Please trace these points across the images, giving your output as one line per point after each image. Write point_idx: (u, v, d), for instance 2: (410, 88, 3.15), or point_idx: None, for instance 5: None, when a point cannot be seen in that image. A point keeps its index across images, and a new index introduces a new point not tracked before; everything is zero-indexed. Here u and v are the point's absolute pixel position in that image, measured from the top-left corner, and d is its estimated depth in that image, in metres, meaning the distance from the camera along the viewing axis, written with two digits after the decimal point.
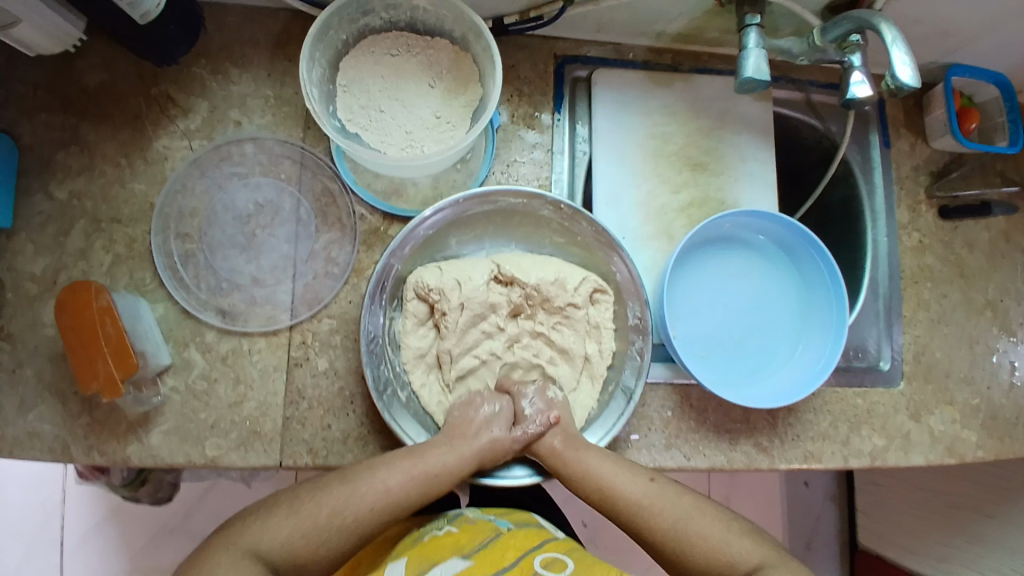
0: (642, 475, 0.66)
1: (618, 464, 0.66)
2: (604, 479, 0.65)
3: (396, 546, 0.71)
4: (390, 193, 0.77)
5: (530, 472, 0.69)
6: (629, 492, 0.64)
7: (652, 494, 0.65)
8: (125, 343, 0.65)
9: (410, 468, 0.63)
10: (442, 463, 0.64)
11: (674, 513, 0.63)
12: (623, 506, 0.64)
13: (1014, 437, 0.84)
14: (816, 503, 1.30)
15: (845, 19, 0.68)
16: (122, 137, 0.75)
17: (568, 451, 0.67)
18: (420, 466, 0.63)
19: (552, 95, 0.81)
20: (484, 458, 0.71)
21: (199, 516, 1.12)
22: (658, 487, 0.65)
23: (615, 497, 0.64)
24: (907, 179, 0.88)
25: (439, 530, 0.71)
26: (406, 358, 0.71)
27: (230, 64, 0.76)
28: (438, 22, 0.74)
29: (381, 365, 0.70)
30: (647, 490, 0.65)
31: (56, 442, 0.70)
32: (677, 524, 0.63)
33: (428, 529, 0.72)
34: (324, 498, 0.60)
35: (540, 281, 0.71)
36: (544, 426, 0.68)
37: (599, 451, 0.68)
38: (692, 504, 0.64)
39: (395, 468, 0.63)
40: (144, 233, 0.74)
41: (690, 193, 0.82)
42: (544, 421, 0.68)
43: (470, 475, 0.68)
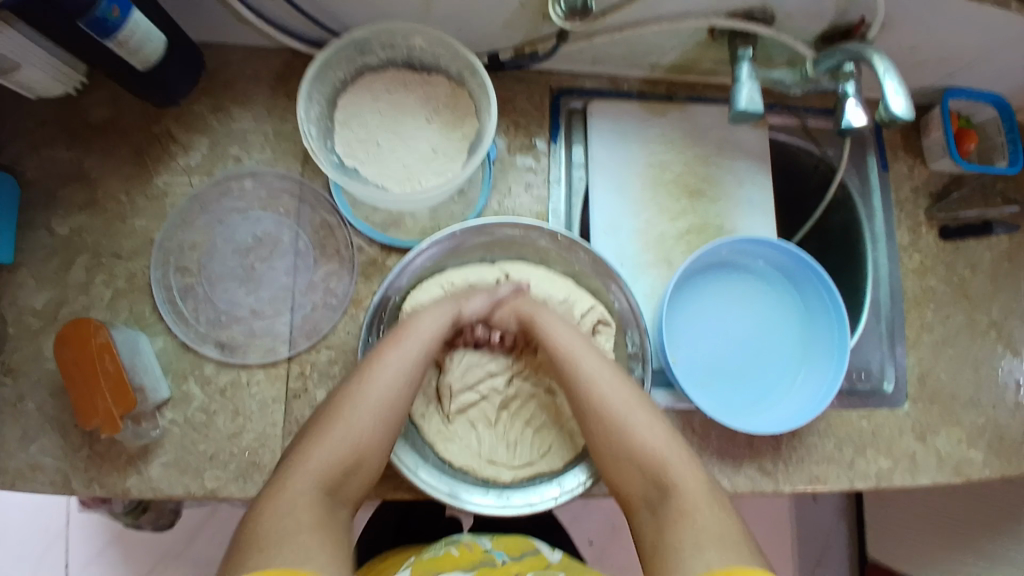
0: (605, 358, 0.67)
1: (591, 347, 0.68)
2: (571, 350, 0.67)
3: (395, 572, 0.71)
4: (388, 224, 0.77)
5: (532, 502, 0.69)
6: (593, 369, 0.65)
7: (617, 385, 0.65)
8: (124, 378, 0.65)
9: (403, 344, 0.64)
10: (431, 332, 0.66)
11: (626, 404, 0.63)
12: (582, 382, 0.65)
13: (1021, 458, 0.83)
14: (826, 518, 1.29)
15: (837, 51, 0.69)
16: (123, 171, 0.76)
17: (548, 318, 0.70)
18: (414, 338, 0.65)
19: (549, 125, 0.82)
20: (484, 487, 0.70)
21: (203, 542, 1.12)
22: (619, 376, 0.66)
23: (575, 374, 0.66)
24: (906, 202, 0.88)
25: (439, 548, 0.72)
26: None
27: (230, 100, 0.77)
28: (435, 59, 0.75)
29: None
30: (606, 373, 0.65)
31: (56, 475, 0.70)
32: (625, 412, 0.63)
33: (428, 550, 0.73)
34: (344, 402, 0.61)
35: (549, 297, 0.74)
36: (512, 292, 0.73)
37: (566, 322, 0.70)
38: (644, 403, 0.64)
39: (396, 352, 0.64)
40: (144, 266, 0.74)
41: (688, 221, 0.82)
42: (513, 285, 0.73)
43: (472, 508, 0.68)
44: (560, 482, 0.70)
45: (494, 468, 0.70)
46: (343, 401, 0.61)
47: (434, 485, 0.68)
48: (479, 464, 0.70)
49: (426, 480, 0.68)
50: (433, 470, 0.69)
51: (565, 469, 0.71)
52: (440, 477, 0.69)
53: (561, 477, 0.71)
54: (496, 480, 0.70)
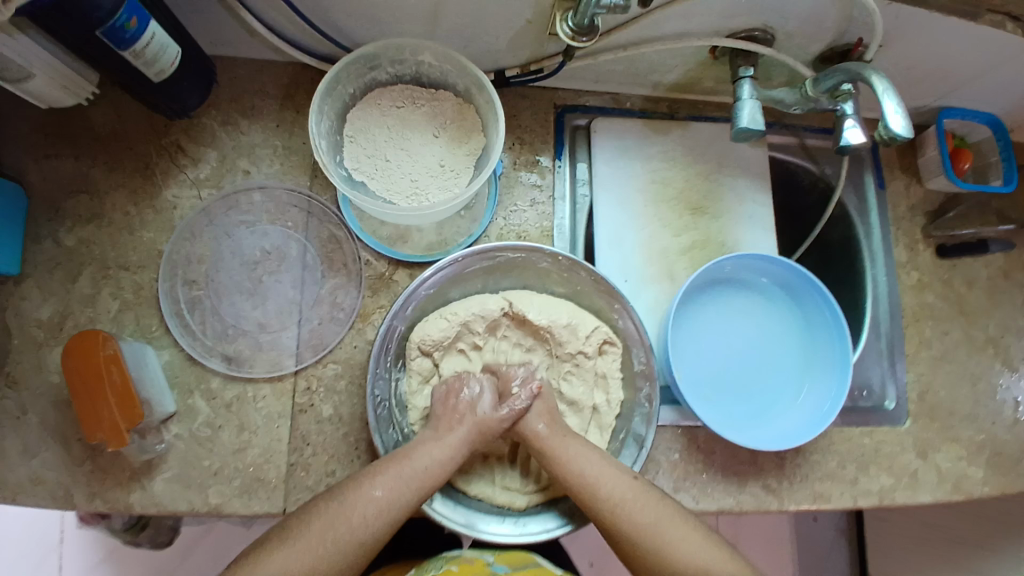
0: (626, 472, 0.65)
1: (612, 466, 0.65)
2: (576, 469, 0.64)
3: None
4: (395, 239, 0.78)
5: (548, 528, 0.69)
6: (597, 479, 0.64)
7: (616, 490, 0.63)
8: (130, 392, 0.65)
9: (400, 474, 0.62)
10: (432, 458, 0.64)
11: (654, 519, 0.62)
12: (606, 507, 0.63)
13: (1021, 474, 0.83)
14: (825, 538, 1.29)
15: (837, 71, 0.70)
16: (132, 187, 0.76)
17: (562, 442, 0.67)
18: (408, 467, 0.62)
19: (553, 141, 0.83)
20: (500, 514, 0.70)
21: (198, 558, 1.11)
22: (642, 488, 0.64)
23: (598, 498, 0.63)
24: (904, 219, 0.89)
25: (437, 569, 0.71)
26: (413, 420, 0.72)
27: (240, 115, 0.79)
28: (442, 75, 0.77)
29: (390, 429, 0.71)
30: (630, 492, 0.63)
31: (58, 490, 0.70)
32: (655, 529, 0.62)
33: (426, 569, 0.72)
34: (325, 516, 0.59)
35: (553, 323, 0.74)
36: (528, 401, 0.69)
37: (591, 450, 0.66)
38: (674, 513, 0.63)
39: (388, 472, 0.62)
40: (151, 280, 0.75)
41: (691, 235, 0.83)
42: (528, 393, 0.70)
43: (490, 537, 0.67)
44: (574, 507, 0.70)
45: (509, 493, 0.72)
46: (320, 516, 0.60)
47: (450, 516, 0.68)
48: (492, 491, 0.71)
49: (441, 511, 0.68)
50: (447, 502, 0.69)
51: None
52: (456, 508, 0.69)
53: (575, 501, 0.71)
54: (511, 507, 0.71)
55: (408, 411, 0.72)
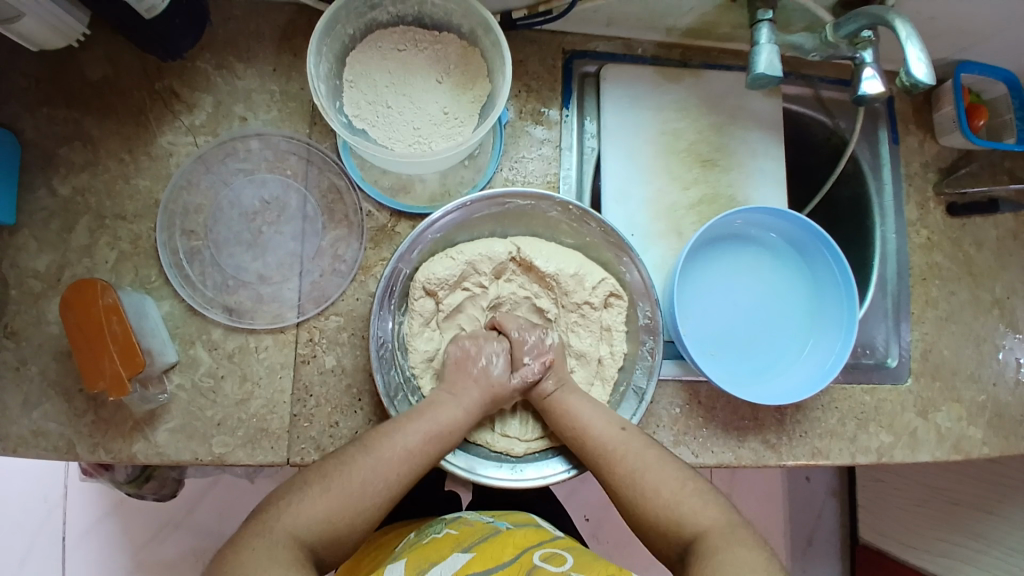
0: (618, 420, 0.67)
1: (604, 413, 0.67)
2: (579, 421, 0.67)
3: (394, 551, 0.71)
4: (397, 189, 0.76)
5: (544, 475, 0.69)
6: (602, 436, 0.65)
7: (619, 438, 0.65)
8: (131, 341, 0.64)
9: (421, 421, 0.64)
10: (453, 417, 0.65)
11: (641, 462, 0.63)
12: (594, 451, 0.65)
13: (1019, 434, 0.84)
14: (818, 497, 1.31)
15: (859, 15, 0.68)
16: (126, 132, 0.74)
17: (570, 396, 0.69)
18: (429, 420, 0.64)
19: (561, 90, 0.81)
20: (497, 460, 0.70)
21: (202, 510, 1.12)
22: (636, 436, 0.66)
23: (588, 442, 0.65)
24: (916, 176, 0.87)
25: (438, 531, 0.71)
26: (414, 362, 0.71)
27: (235, 59, 0.75)
28: (447, 17, 0.74)
29: (392, 371, 0.70)
30: (615, 437, 0.65)
31: (61, 440, 0.70)
32: (636, 473, 0.63)
33: (426, 531, 0.72)
34: (346, 466, 0.60)
35: (560, 271, 0.72)
36: (541, 371, 0.70)
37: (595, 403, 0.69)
38: (657, 457, 0.64)
39: (407, 428, 0.63)
40: (148, 229, 0.73)
41: (700, 189, 0.81)
42: (539, 365, 0.70)
43: (487, 481, 0.67)
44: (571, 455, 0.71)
45: (507, 440, 0.72)
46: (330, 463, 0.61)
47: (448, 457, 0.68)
48: (491, 437, 0.71)
49: None
50: None
51: None
52: (455, 452, 0.69)
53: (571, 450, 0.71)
54: (508, 453, 0.71)
55: (409, 353, 0.71)
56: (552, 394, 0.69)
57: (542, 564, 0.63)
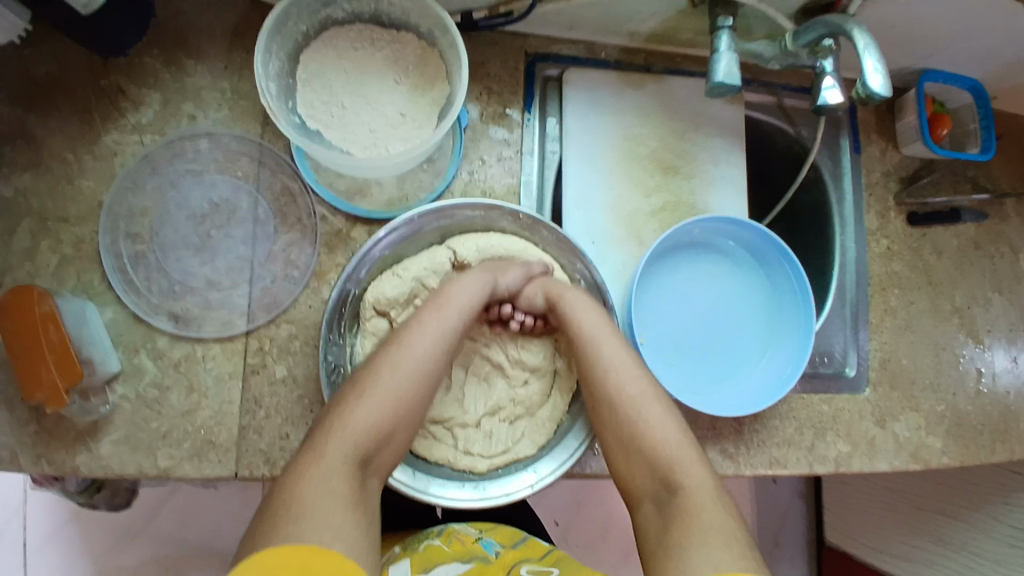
0: (632, 352, 0.67)
1: (615, 335, 0.67)
2: (592, 333, 0.66)
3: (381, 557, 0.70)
4: (353, 193, 0.75)
5: (508, 491, 0.68)
6: (611, 356, 0.65)
7: (630, 367, 0.65)
8: (69, 350, 0.62)
9: (439, 310, 0.65)
10: (468, 299, 0.67)
11: (645, 399, 0.63)
12: (602, 371, 0.64)
13: (978, 444, 0.84)
14: (783, 499, 1.31)
15: (817, 23, 0.67)
16: (70, 131, 0.71)
17: (575, 296, 0.69)
18: (448, 305, 0.65)
19: (522, 94, 0.79)
20: (459, 479, 0.69)
21: (163, 517, 1.10)
22: (639, 367, 0.65)
23: (597, 362, 0.65)
24: (877, 185, 0.87)
25: (428, 541, 0.70)
26: None
27: (185, 55, 0.73)
28: (404, 15, 0.72)
29: None
30: (630, 366, 0.65)
31: (1, 451, 0.67)
32: (641, 407, 0.62)
33: (414, 539, 0.71)
34: (382, 364, 0.60)
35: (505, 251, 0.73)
36: (534, 283, 0.71)
37: (595, 307, 0.69)
38: (658, 397, 0.63)
39: (427, 321, 0.64)
40: (92, 233, 0.70)
41: (661, 197, 0.80)
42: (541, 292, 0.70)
43: (448, 503, 0.66)
44: (534, 468, 0.70)
45: (470, 457, 0.70)
46: (376, 364, 0.60)
47: (409, 484, 0.66)
48: (452, 456, 0.70)
49: (399, 478, 0.66)
50: (406, 469, 0.67)
51: (539, 455, 0.71)
52: (414, 474, 0.67)
53: (535, 463, 0.70)
54: (471, 471, 0.70)
55: None
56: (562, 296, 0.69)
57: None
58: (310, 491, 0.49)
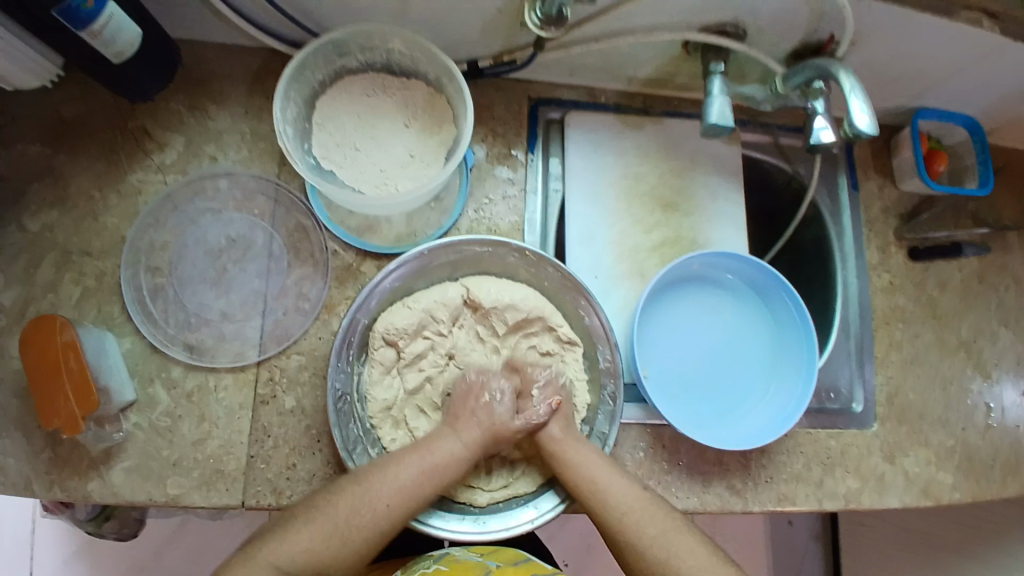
0: (637, 484, 0.67)
1: (617, 476, 0.66)
2: (589, 473, 0.66)
3: None
4: (363, 229, 0.78)
5: (508, 526, 0.69)
6: (609, 491, 0.65)
7: (630, 499, 0.65)
8: (87, 379, 0.64)
9: (420, 461, 0.64)
10: (451, 453, 0.66)
11: (662, 531, 0.63)
12: (601, 507, 0.65)
13: (990, 478, 0.83)
14: (799, 540, 1.28)
15: (805, 67, 0.70)
16: (98, 170, 0.75)
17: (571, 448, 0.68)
18: (425, 458, 0.65)
19: (526, 134, 0.83)
20: (460, 513, 0.70)
21: (171, 551, 1.10)
22: (640, 495, 0.66)
23: (607, 504, 0.65)
24: (877, 220, 0.89)
25: (427, 567, 0.70)
26: (373, 411, 0.71)
27: (207, 101, 0.78)
28: (413, 64, 0.76)
29: (350, 423, 0.70)
30: (627, 497, 0.65)
31: (17, 478, 0.69)
32: (649, 536, 0.63)
33: (415, 566, 0.71)
34: (350, 512, 0.60)
35: (512, 301, 0.74)
36: (547, 414, 0.70)
37: (594, 450, 0.68)
38: (677, 524, 0.64)
39: (405, 462, 0.64)
40: (114, 267, 0.74)
41: (662, 232, 0.82)
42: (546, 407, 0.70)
43: (447, 534, 0.67)
44: (535, 505, 0.71)
45: (471, 491, 0.71)
46: (342, 495, 0.61)
47: None
48: (453, 487, 0.70)
49: None
50: None
51: (540, 491, 0.72)
52: None
53: (535, 500, 0.71)
54: (471, 505, 0.70)
55: (368, 402, 0.71)
56: (555, 440, 0.69)
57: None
58: None
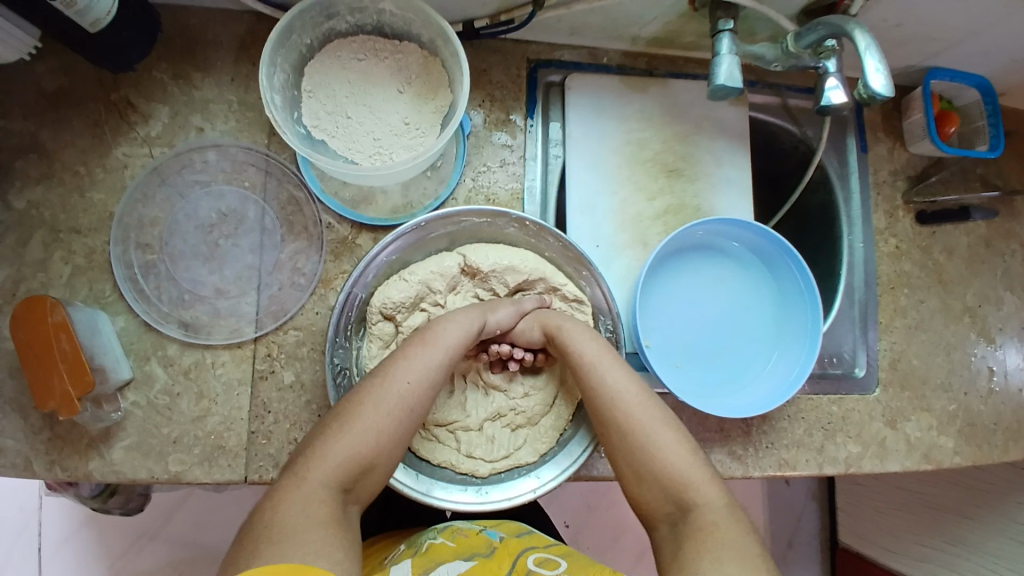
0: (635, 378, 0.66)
1: (616, 363, 0.66)
2: (596, 365, 0.65)
3: (384, 559, 0.69)
4: (358, 201, 0.75)
5: (509, 496, 0.69)
6: (617, 382, 0.64)
7: (638, 394, 0.63)
8: (81, 358, 0.63)
9: (429, 349, 0.63)
10: (457, 339, 0.65)
11: (650, 421, 0.62)
12: (608, 397, 0.63)
13: (992, 443, 0.83)
14: (797, 501, 1.30)
15: (818, 25, 0.67)
16: (82, 144, 0.73)
17: (574, 330, 0.68)
18: (437, 346, 0.63)
19: (525, 100, 0.80)
20: (462, 483, 0.70)
21: (177, 521, 1.11)
22: (645, 391, 0.64)
23: (605, 391, 0.63)
24: (884, 184, 0.87)
25: (433, 538, 0.71)
26: None
27: (192, 68, 0.74)
28: (406, 26, 0.72)
29: None
30: (632, 390, 0.64)
31: (17, 457, 0.68)
32: (652, 431, 0.61)
33: (419, 538, 0.72)
34: (360, 400, 0.58)
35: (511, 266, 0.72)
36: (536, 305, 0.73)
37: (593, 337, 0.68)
38: (664, 418, 0.63)
39: (415, 355, 0.62)
40: (103, 243, 0.72)
41: (665, 200, 0.80)
42: (538, 301, 0.73)
43: (449, 505, 0.67)
44: (537, 474, 0.70)
45: (472, 461, 0.70)
46: (364, 399, 0.58)
47: (410, 484, 0.67)
48: (455, 458, 0.70)
49: (401, 479, 0.67)
50: (408, 471, 0.68)
51: (543, 461, 0.71)
52: (417, 476, 0.68)
53: (538, 469, 0.71)
54: (473, 475, 0.70)
55: None
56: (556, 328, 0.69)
57: (537, 570, 0.65)
58: (292, 517, 0.49)
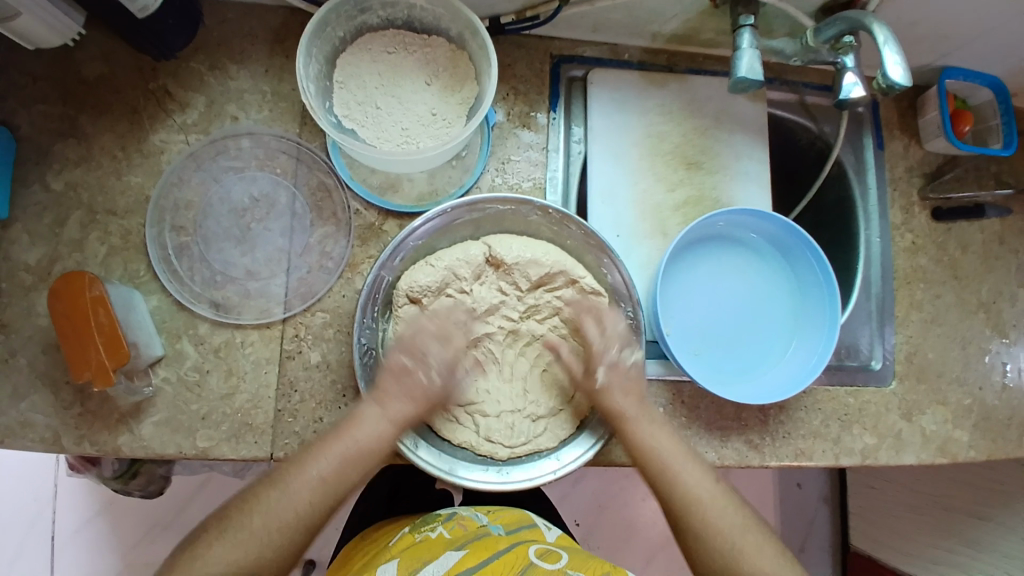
0: (710, 475, 0.70)
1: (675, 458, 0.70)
2: (646, 436, 0.70)
3: (387, 545, 0.71)
4: (385, 188, 0.77)
5: (530, 476, 0.70)
6: (668, 452, 0.70)
7: (684, 461, 0.70)
8: (117, 332, 0.65)
9: (343, 448, 0.66)
10: (371, 439, 0.66)
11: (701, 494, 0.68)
12: (657, 467, 0.69)
13: (1006, 438, 0.84)
14: (809, 503, 1.30)
15: (838, 20, 0.69)
16: (119, 130, 0.75)
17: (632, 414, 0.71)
18: (348, 441, 0.66)
19: (548, 93, 0.82)
20: (484, 463, 0.71)
21: (192, 511, 1.12)
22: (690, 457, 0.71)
23: (649, 456, 0.70)
24: (900, 181, 0.88)
25: (431, 530, 0.71)
26: None
27: (227, 59, 0.77)
28: (435, 20, 0.75)
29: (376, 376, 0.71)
30: (683, 457, 0.70)
31: (47, 432, 0.70)
32: (706, 502, 0.68)
33: (420, 527, 0.72)
34: (270, 491, 0.64)
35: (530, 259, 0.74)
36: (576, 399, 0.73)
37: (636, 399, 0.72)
38: (718, 491, 0.69)
39: (326, 454, 0.65)
40: (139, 225, 0.74)
41: (685, 191, 0.82)
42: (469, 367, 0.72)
43: (471, 484, 0.69)
44: (557, 456, 0.72)
45: (491, 444, 0.71)
46: (266, 489, 0.64)
47: (433, 462, 0.69)
48: (475, 440, 0.71)
49: (424, 457, 0.70)
50: (431, 450, 0.71)
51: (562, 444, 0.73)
52: (439, 455, 0.70)
53: (557, 452, 0.72)
54: (493, 457, 0.71)
55: None
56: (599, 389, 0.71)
57: (538, 561, 0.65)
58: None
